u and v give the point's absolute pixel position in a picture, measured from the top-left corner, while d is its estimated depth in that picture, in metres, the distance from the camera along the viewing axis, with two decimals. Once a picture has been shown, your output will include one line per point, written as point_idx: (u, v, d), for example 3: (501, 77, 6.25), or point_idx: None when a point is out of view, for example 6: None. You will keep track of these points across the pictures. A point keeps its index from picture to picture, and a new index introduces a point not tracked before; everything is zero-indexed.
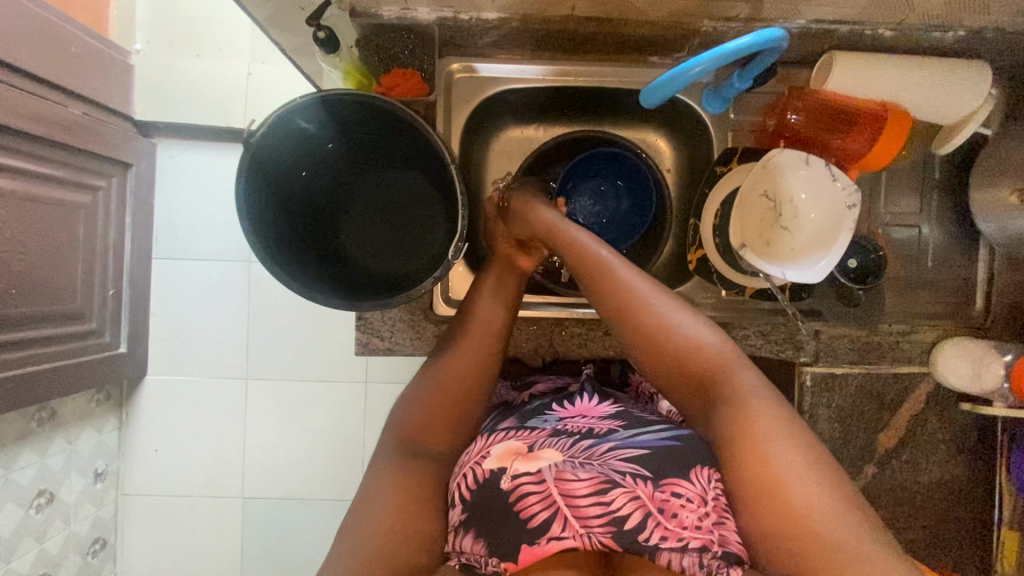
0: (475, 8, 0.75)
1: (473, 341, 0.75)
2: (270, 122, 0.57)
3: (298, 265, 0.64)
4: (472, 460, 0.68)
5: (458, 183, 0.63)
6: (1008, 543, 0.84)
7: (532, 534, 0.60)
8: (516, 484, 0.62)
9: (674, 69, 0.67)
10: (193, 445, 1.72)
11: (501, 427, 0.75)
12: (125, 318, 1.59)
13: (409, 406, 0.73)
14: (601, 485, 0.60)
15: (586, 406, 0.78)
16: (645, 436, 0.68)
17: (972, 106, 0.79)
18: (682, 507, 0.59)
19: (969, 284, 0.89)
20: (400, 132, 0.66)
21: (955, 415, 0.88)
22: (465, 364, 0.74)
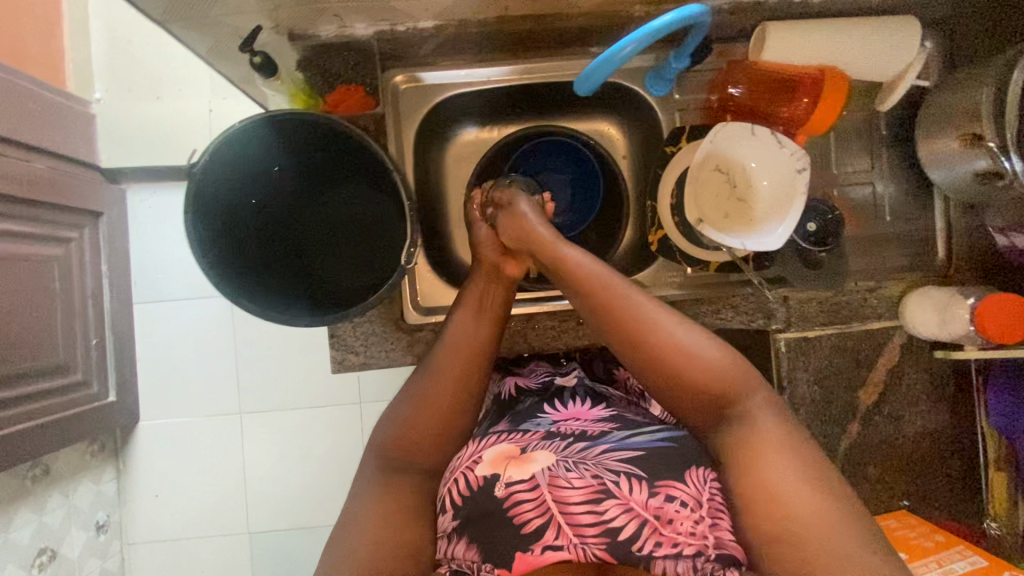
0: (409, 18, 0.77)
1: (460, 355, 0.74)
2: (209, 152, 0.58)
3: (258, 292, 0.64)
4: (463, 465, 0.68)
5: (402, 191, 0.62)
6: (998, 484, 0.86)
7: (525, 540, 0.59)
8: (509, 492, 0.61)
9: (605, 53, 0.68)
10: (193, 485, 1.71)
11: (493, 432, 0.75)
12: (111, 366, 1.59)
13: (391, 425, 0.72)
14: (595, 493, 0.59)
15: (580, 409, 0.78)
16: (639, 437, 0.67)
17: (907, 60, 0.80)
18: (679, 513, 0.58)
19: (929, 235, 0.90)
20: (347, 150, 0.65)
21: (931, 365, 0.89)
22: (448, 383, 0.72)
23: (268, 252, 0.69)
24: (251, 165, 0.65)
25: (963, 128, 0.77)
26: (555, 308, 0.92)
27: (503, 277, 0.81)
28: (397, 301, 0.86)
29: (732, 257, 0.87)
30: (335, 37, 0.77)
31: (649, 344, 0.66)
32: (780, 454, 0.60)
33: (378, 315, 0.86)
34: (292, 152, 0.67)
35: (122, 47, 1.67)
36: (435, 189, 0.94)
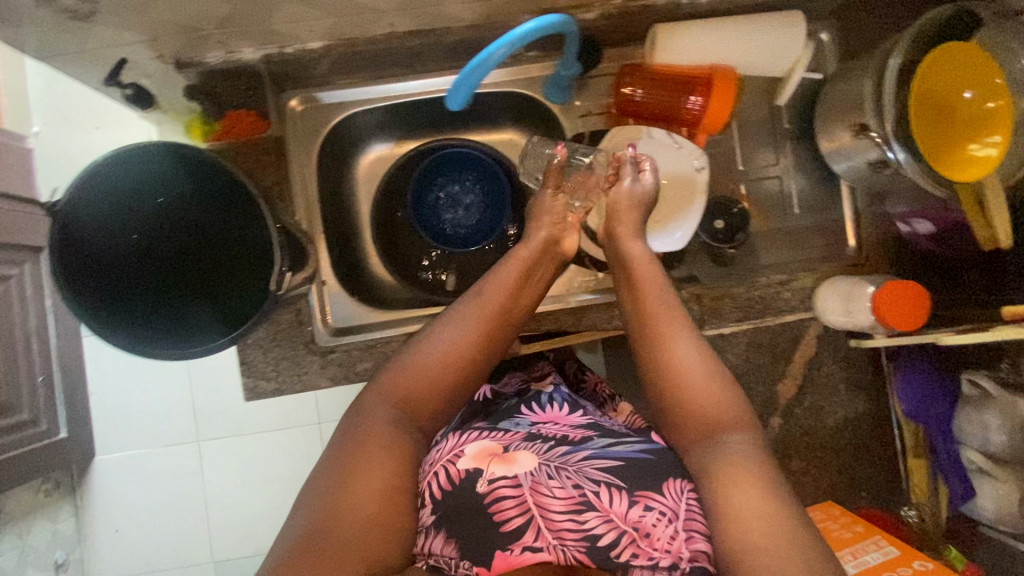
0: (296, 40, 0.78)
1: (487, 322, 0.69)
2: (67, 201, 0.57)
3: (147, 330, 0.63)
4: (444, 458, 0.63)
5: (267, 215, 0.60)
6: (917, 472, 0.86)
7: (504, 538, 0.57)
8: (492, 488, 0.59)
9: (477, 59, 0.65)
10: (154, 517, 1.68)
11: (470, 427, 0.70)
12: (61, 402, 1.53)
13: (405, 371, 0.66)
14: (577, 503, 0.57)
15: (558, 414, 0.73)
16: (620, 447, 0.64)
17: (794, 55, 0.81)
18: (656, 526, 0.56)
19: (840, 224, 0.90)
20: (207, 175, 0.63)
21: (848, 353, 0.89)
22: (477, 342, 0.68)
23: (162, 286, 0.68)
24: (126, 201, 0.64)
25: (852, 118, 0.77)
26: None
27: (553, 247, 0.77)
28: (307, 325, 0.85)
29: None
30: (223, 63, 0.77)
31: (667, 360, 0.66)
32: (742, 475, 0.58)
33: (288, 340, 0.85)
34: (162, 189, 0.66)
35: (56, 80, 1.63)
36: (347, 208, 0.94)
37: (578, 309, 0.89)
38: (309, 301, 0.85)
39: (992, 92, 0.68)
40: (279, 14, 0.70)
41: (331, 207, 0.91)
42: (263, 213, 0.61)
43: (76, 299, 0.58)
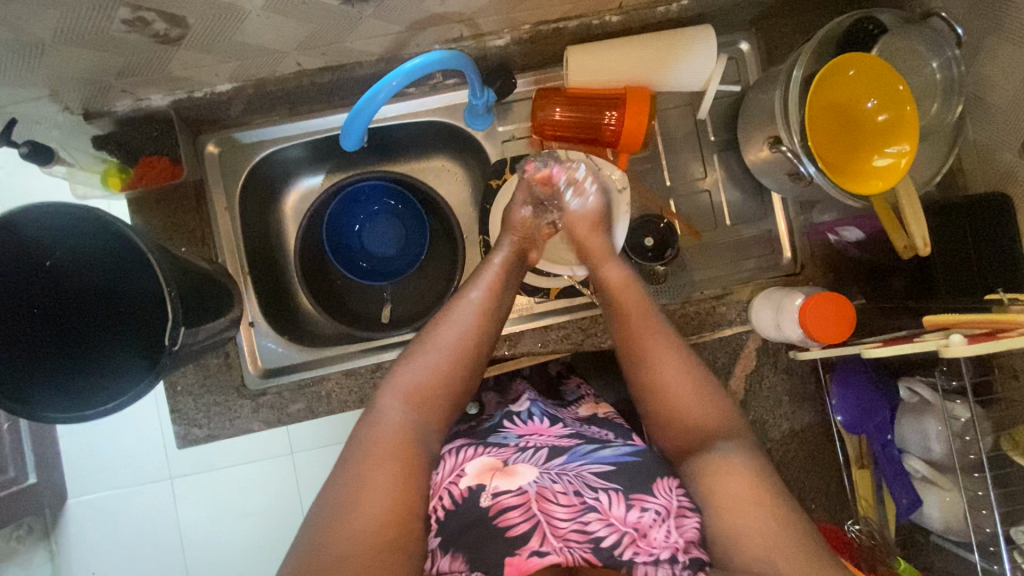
0: (204, 84, 0.77)
1: (481, 317, 0.69)
2: None
3: (60, 395, 0.61)
4: (445, 481, 0.62)
5: (159, 269, 0.57)
6: (863, 483, 0.84)
7: (511, 545, 0.56)
8: (496, 502, 0.57)
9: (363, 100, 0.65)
10: (126, 563, 1.54)
11: (459, 444, 0.68)
12: (28, 446, 1.42)
13: (410, 375, 0.63)
14: (580, 509, 0.57)
15: (540, 426, 0.70)
16: (607, 452, 0.64)
17: (708, 70, 0.81)
18: (653, 525, 0.56)
19: (773, 235, 0.89)
20: (98, 229, 0.60)
21: (789, 364, 0.88)
22: (475, 334, 0.67)
23: (68, 352, 0.64)
24: (20, 267, 0.61)
25: (769, 131, 0.77)
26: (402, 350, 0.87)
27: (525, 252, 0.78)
28: (235, 367, 0.84)
29: (570, 281, 0.86)
30: (133, 110, 0.78)
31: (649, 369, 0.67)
32: (730, 468, 0.59)
33: (218, 385, 0.84)
34: (53, 250, 0.62)
35: None
36: (276, 246, 0.93)
37: (512, 335, 0.87)
38: (237, 343, 0.84)
39: (897, 100, 0.67)
40: (178, 61, 0.70)
41: (259, 247, 0.90)
42: (157, 267, 0.58)
43: None
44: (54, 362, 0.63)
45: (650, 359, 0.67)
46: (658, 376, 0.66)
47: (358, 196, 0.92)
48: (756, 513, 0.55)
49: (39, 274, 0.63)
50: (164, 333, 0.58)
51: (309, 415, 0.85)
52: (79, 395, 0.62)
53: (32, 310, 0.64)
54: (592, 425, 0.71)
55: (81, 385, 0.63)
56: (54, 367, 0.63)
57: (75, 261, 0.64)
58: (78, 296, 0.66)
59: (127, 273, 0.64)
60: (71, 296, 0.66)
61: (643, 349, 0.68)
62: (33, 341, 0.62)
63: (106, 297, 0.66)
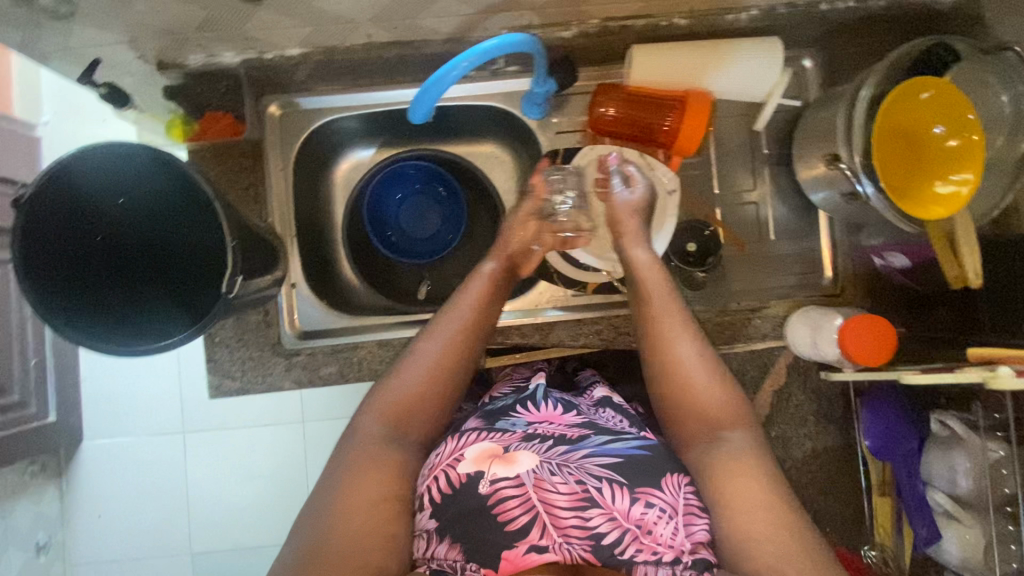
0: (276, 46, 0.79)
1: (456, 332, 0.69)
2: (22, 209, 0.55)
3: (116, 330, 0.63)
4: (444, 462, 0.61)
5: (224, 217, 0.59)
6: (882, 510, 0.84)
7: (509, 538, 0.54)
8: (495, 490, 0.56)
9: (432, 79, 0.66)
10: (132, 509, 1.58)
11: (467, 428, 0.68)
12: (51, 385, 1.46)
13: (388, 392, 0.66)
14: (581, 500, 0.55)
15: (552, 414, 0.70)
16: (618, 444, 0.63)
17: (772, 82, 0.81)
18: (657, 523, 0.55)
19: (816, 254, 0.89)
20: (167, 174, 0.62)
21: (818, 384, 0.88)
22: (452, 345, 0.68)
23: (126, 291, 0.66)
24: (88, 202, 0.63)
25: (828, 149, 0.76)
26: None
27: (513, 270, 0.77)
28: (274, 325, 0.86)
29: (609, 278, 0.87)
30: (204, 65, 0.80)
31: (673, 361, 0.67)
32: (742, 468, 0.60)
33: (255, 340, 0.86)
34: (122, 190, 0.64)
35: None
36: (323, 212, 0.95)
37: (545, 325, 0.88)
38: (277, 301, 0.86)
39: (964, 128, 0.67)
40: (256, 21, 0.71)
41: (308, 212, 0.92)
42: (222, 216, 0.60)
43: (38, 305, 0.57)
44: (109, 312, 0.65)
45: (670, 338, 0.68)
46: (676, 365, 0.67)
47: (406, 175, 0.94)
48: (769, 518, 0.57)
49: (87, 242, 0.64)
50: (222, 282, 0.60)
51: (340, 379, 0.86)
52: (138, 333, 0.64)
53: (95, 245, 0.66)
54: (607, 415, 0.71)
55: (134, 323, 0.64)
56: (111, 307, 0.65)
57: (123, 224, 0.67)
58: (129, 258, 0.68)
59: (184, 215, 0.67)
60: (117, 250, 0.68)
61: (662, 328, 0.69)
62: (92, 283, 0.64)
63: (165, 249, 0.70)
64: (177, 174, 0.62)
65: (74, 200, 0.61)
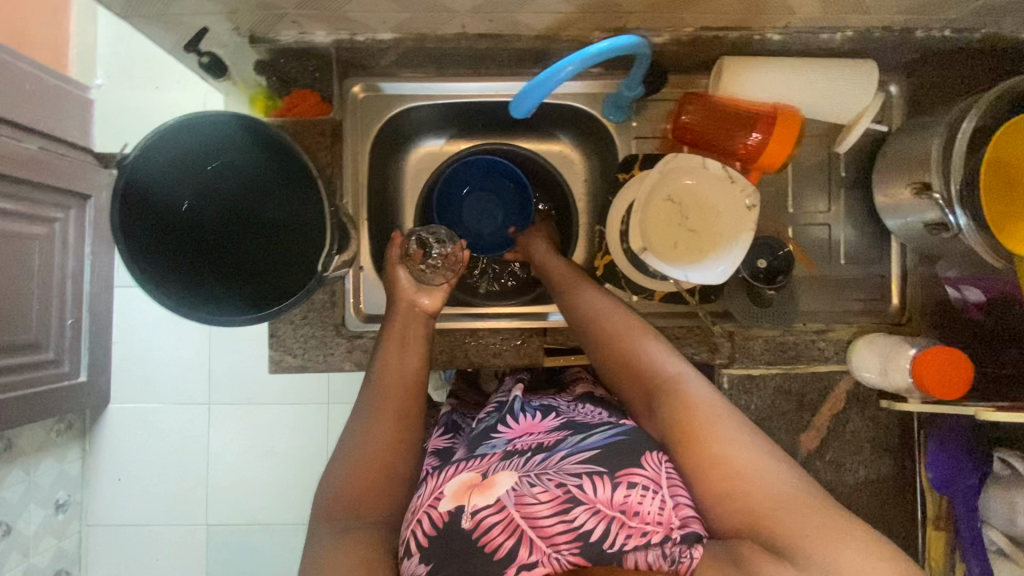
0: (368, 30, 0.78)
1: (394, 398, 0.68)
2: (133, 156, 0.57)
3: (186, 290, 0.64)
4: (426, 503, 0.60)
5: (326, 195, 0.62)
6: (935, 544, 0.83)
7: (499, 565, 0.55)
8: (477, 520, 0.56)
9: (542, 76, 0.67)
10: (155, 474, 1.58)
11: (451, 462, 0.67)
12: (86, 346, 1.47)
13: (331, 483, 0.61)
14: (563, 503, 0.56)
15: (531, 423, 0.72)
16: (593, 438, 0.63)
17: (862, 104, 0.80)
18: (642, 502, 0.55)
19: (885, 281, 0.88)
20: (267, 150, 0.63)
21: (876, 412, 0.87)
22: (391, 414, 0.66)
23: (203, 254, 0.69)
24: (184, 163, 0.64)
25: (915, 176, 0.76)
26: (498, 324, 0.88)
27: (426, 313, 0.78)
28: (340, 306, 0.86)
29: (678, 288, 0.86)
30: (295, 42, 0.80)
31: (612, 349, 0.68)
32: (701, 438, 0.56)
33: (319, 319, 0.86)
34: (220, 156, 0.66)
35: (127, 40, 1.57)
36: (391, 198, 0.95)
37: None
38: (344, 283, 0.86)
39: None
40: (357, 3, 0.71)
41: (380, 197, 0.93)
42: (323, 194, 0.62)
43: (128, 256, 0.59)
44: (182, 272, 0.66)
45: (605, 327, 0.70)
46: (616, 352, 0.68)
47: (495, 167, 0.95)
48: None
49: (175, 209, 0.66)
50: (320, 260, 0.62)
51: None
52: (206, 300, 0.65)
53: (181, 202, 0.67)
54: (586, 410, 0.74)
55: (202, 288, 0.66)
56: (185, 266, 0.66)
57: (197, 209, 0.68)
58: (203, 242, 0.69)
59: (264, 195, 0.69)
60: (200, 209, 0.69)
61: (591, 312, 0.72)
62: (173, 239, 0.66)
63: (236, 232, 0.70)
64: (267, 152, 0.64)
65: (150, 183, 0.62)
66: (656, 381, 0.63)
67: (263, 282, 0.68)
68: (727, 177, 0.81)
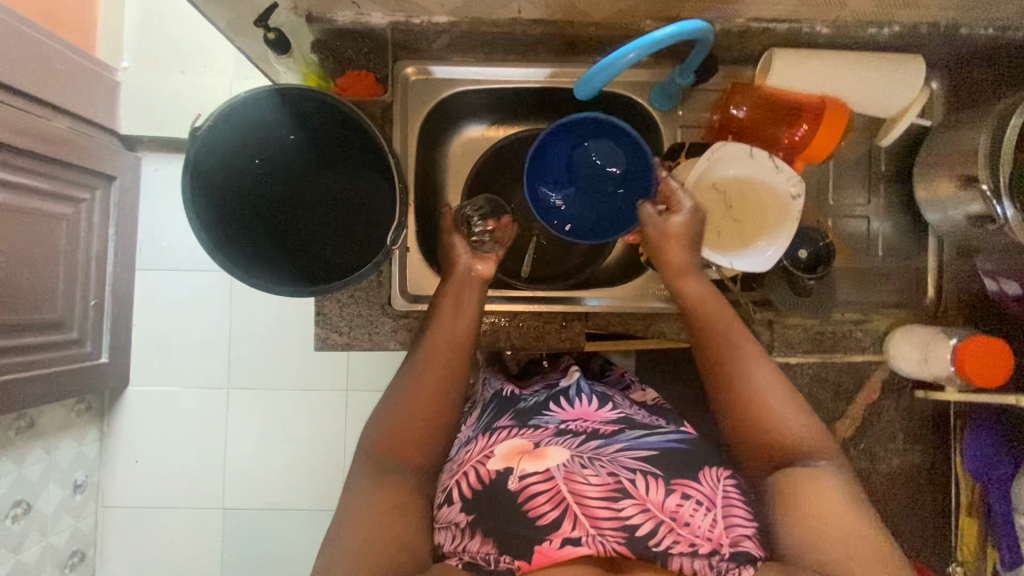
0: (425, 12, 0.78)
1: (441, 355, 0.70)
2: (216, 117, 0.60)
3: (239, 252, 0.66)
4: (474, 459, 0.66)
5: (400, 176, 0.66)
6: (967, 532, 0.85)
7: (541, 532, 0.57)
8: (523, 485, 0.60)
9: (607, 59, 0.69)
10: (174, 457, 1.51)
11: (499, 427, 0.72)
12: (108, 325, 1.41)
13: (379, 421, 0.66)
14: (612, 491, 0.58)
15: (586, 410, 0.73)
16: (652, 438, 0.65)
17: (908, 98, 0.82)
18: (694, 514, 0.56)
19: (922, 274, 0.90)
20: (342, 129, 0.68)
21: (908, 402, 0.89)
22: (446, 372, 0.68)
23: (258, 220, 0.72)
24: (256, 133, 0.68)
25: (959, 168, 0.78)
26: (542, 306, 0.89)
27: (480, 277, 0.78)
28: (386, 286, 0.86)
29: (721, 275, 0.87)
30: (350, 23, 0.81)
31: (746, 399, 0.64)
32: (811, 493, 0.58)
33: (365, 298, 0.87)
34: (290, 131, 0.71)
35: (153, 20, 1.49)
36: (435, 182, 0.96)
37: (649, 316, 0.91)
38: (390, 264, 0.86)
39: None
40: None
41: (424, 180, 0.94)
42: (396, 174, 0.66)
43: (192, 208, 0.61)
44: (237, 234, 0.69)
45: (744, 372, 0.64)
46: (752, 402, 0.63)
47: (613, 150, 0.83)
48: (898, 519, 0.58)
49: (240, 174, 0.70)
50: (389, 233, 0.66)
51: None
52: (255, 265, 0.67)
53: (246, 169, 0.70)
54: (643, 412, 0.74)
55: (251, 251, 0.69)
56: (240, 229, 0.69)
57: (246, 201, 0.71)
58: (256, 236, 0.71)
59: (309, 183, 0.76)
60: (260, 178, 0.73)
61: (731, 355, 0.66)
62: (234, 202, 0.69)
63: (284, 222, 0.74)
64: (342, 131, 0.69)
65: (218, 156, 0.65)
66: (780, 457, 0.62)
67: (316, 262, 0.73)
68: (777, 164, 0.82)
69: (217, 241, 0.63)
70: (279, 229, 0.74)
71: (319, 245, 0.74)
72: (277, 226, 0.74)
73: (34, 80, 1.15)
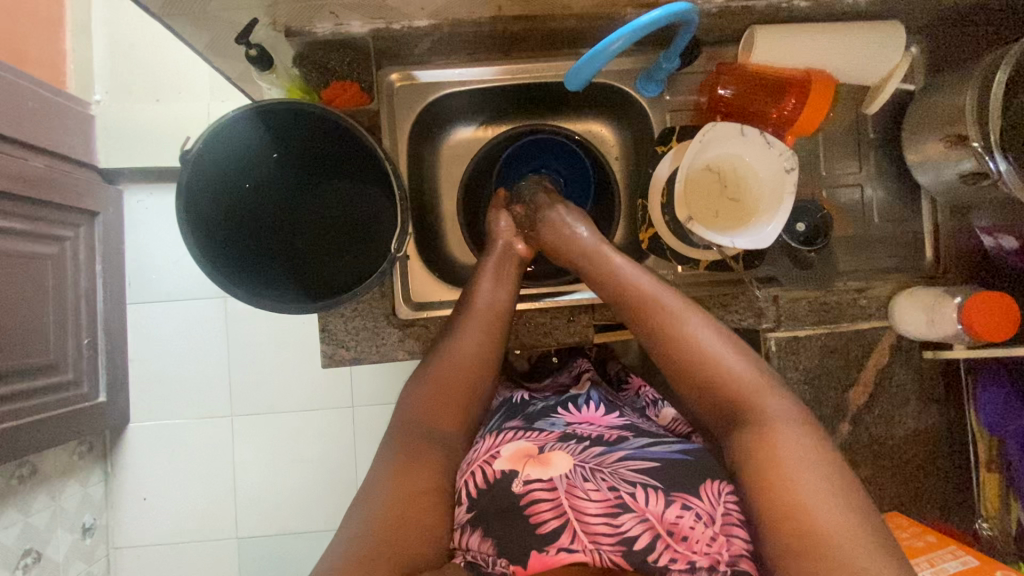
0: (405, 17, 0.76)
1: (482, 324, 0.73)
2: (206, 137, 0.59)
3: (237, 276, 0.65)
4: (481, 459, 0.65)
5: (394, 178, 0.65)
6: (991, 487, 0.86)
7: (539, 541, 0.57)
8: (527, 490, 0.59)
9: (594, 49, 0.70)
10: (183, 490, 1.48)
11: (507, 428, 0.73)
12: (103, 364, 1.38)
13: (415, 394, 0.69)
14: (612, 507, 0.57)
15: (593, 415, 0.75)
16: (658, 448, 0.65)
17: (891, 63, 0.82)
18: (694, 528, 0.55)
19: (919, 236, 0.91)
20: (337, 138, 0.68)
21: (921, 365, 0.88)
22: (477, 349, 0.71)
23: (256, 241, 0.71)
24: (250, 152, 0.67)
25: (948, 128, 0.78)
26: (546, 304, 0.88)
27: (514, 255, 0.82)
28: (390, 296, 0.84)
29: (721, 255, 0.87)
30: (331, 34, 0.77)
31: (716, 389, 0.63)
32: None
33: (368, 310, 0.84)
34: (283, 146, 0.70)
35: (124, 51, 1.47)
36: (429, 189, 0.96)
37: None
38: (392, 275, 0.85)
39: None
40: None
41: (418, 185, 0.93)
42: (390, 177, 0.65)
43: (188, 233, 0.60)
44: (237, 256, 0.68)
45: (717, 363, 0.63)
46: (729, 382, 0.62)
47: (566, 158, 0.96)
48: None
49: (237, 194, 0.69)
50: (393, 241, 0.66)
51: None
52: (257, 287, 0.67)
53: (241, 188, 0.70)
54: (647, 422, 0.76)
55: (250, 274, 0.68)
56: (238, 251, 0.69)
57: (241, 222, 0.70)
58: (260, 261, 0.71)
59: (299, 203, 0.75)
60: (255, 197, 0.72)
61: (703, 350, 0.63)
62: (230, 223, 0.68)
63: (280, 246, 0.74)
64: (336, 138, 0.68)
65: (213, 176, 0.64)
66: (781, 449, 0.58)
67: (318, 279, 0.73)
68: (766, 137, 0.82)
69: (212, 261, 0.62)
70: (278, 248, 0.73)
71: (322, 262, 0.74)
72: (276, 246, 0.73)
73: (5, 120, 1.13)
